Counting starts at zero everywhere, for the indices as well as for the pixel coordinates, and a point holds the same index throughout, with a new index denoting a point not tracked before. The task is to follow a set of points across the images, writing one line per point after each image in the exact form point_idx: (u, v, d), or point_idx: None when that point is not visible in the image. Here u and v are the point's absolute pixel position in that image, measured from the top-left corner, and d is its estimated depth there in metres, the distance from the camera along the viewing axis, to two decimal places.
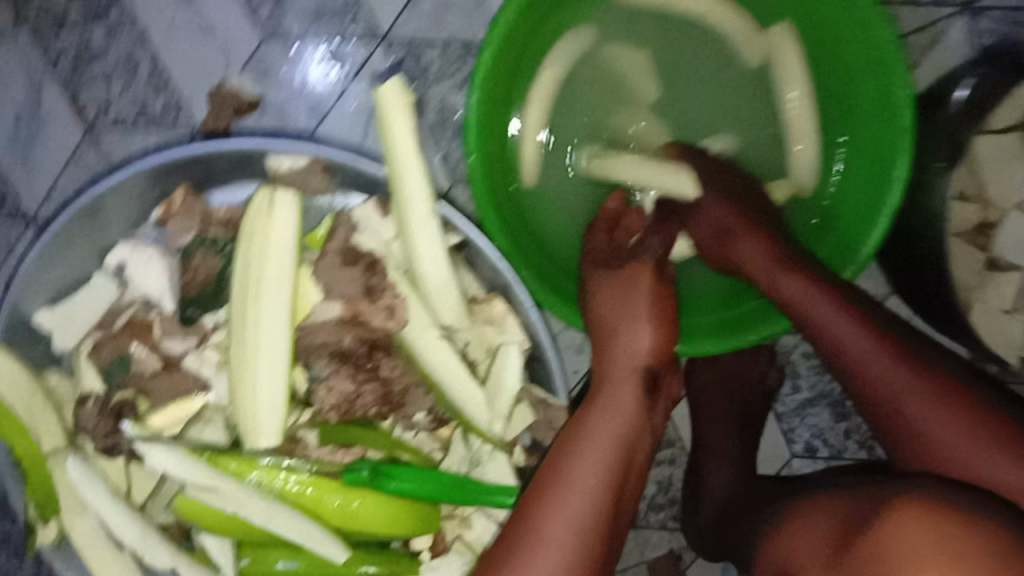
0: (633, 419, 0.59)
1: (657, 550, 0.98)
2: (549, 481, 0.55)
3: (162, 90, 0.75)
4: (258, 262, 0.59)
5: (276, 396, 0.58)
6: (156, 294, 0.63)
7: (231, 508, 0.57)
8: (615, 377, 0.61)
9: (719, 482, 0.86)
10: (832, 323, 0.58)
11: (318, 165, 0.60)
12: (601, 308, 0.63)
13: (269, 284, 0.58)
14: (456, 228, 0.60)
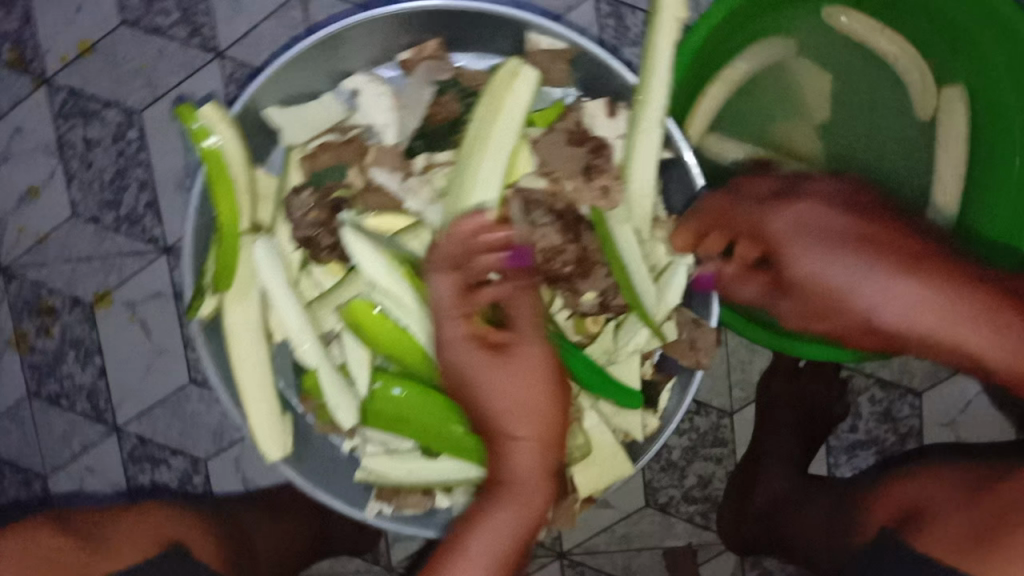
0: (519, 481, 0.60)
1: (678, 539, 1.05)
2: (453, 550, 0.59)
3: None
4: (492, 119, 0.65)
5: (480, 236, 0.64)
6: (381, 125, 0.68)
7: (403, 318, 0.65)
8: (513, 453, 0.60)
9: (771, 484, 0.94)
10: (894, 299, 0.57)
11: (572, 54, 0.65)
12: (474, 381, 0.60)
13: (500, 138, 0.65)
14: (673, 146, 0.66)
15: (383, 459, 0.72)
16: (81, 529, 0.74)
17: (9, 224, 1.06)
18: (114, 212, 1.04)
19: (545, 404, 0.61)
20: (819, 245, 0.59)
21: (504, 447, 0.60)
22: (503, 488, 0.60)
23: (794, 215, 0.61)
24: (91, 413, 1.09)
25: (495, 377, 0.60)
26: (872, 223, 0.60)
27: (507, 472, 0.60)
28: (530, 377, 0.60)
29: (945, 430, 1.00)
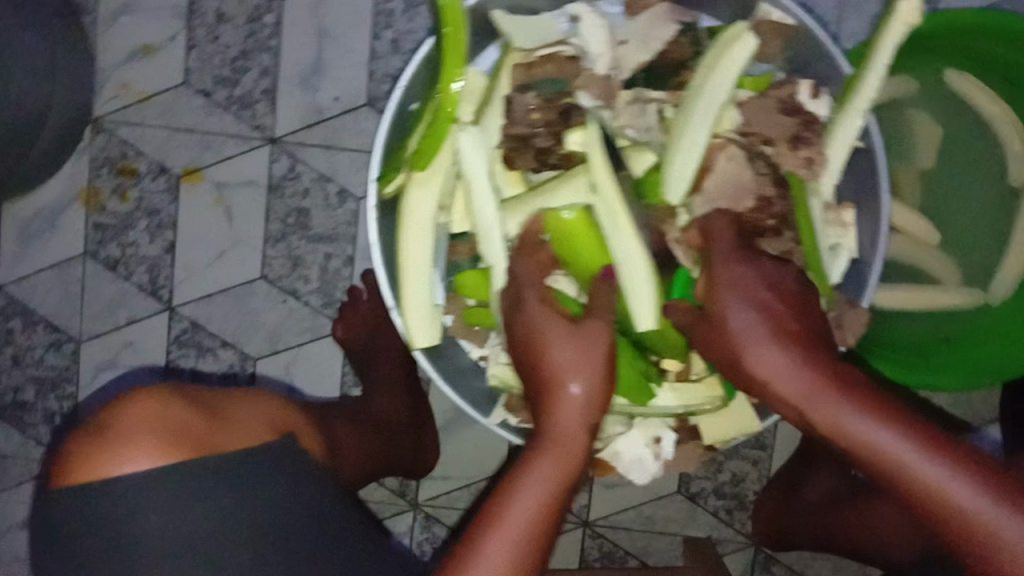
0: (569, 440, 0.60)
1: (700, 529, 1.08)
2: (480, 526, 0.58)
3: None
4: (710, 71, 0.67)
5: (686, 170, 0.66)
6: (593, 52, 0.69)
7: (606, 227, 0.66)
8: (557, 411, 0.60)
9: (819, 484, 0.97)
10: (870, 436, 0.55)
11: (796, 30, 0.68)
12: (537, 337, 0.62)
13: (718, 87, 0.66)
14: (867, 138, 0.69)
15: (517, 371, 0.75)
16: (196, 393, 0.63)
17: (112, 76, 1.03)
18: (227, 90, 1.02)
19: (568, 353, 0.61)
20: (747, 325, 0.58)
21: (558, 397, 0.61)
22: (552, 444, 0.60)
23: (756, 310, 0.58)
24: (146, 287, 1.06)
25: (563, 347, 0.61)
26: (793, 309, 0.59)
27: (542, 447, 0.60)
28: (727, 340, 0.59)
29: None
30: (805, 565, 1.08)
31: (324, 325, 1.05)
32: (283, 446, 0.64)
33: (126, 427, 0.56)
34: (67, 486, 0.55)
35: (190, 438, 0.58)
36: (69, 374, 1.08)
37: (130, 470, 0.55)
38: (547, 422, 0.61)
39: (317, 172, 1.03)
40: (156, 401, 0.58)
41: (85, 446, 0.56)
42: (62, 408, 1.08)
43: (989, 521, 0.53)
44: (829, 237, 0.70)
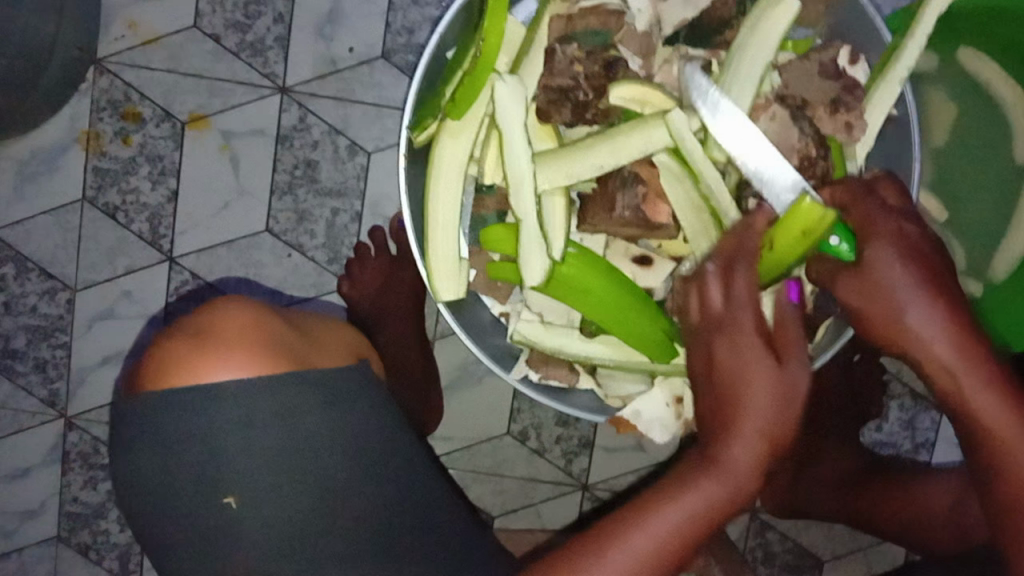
0: (752, 468, 0.58)
1: None
2: (643, 506, 0.60)
3: None
4: (751, 36, 0.67)
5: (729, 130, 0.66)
6: (635, 8, 0.68)
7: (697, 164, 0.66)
8: (723, 423, 0.59)
9: (832, 464, 0.98)
10: (988, 418, 0.56)
11: None
12: (725, 353, 0.60)
13: (759, 51, 0.67)
14: (901, 106, 0.70)
15: (541, 326, 0.72)
16: (286, 317, 0.74)
17: (118, 16, 1.01)
18: (239, 36, 1.01)
19: (768, 382, 0.58)
20: (902, 288, 0.57)
21: (742, 416, 0.58)
22: (735, 465, 0.58)
23: (918, 277, 0.57)
24: (147, 236, 1.04)
25: (767, 383, 0.58)
26: (938, 271, 0.58)
27: (717, 464, 0.58)
28: (878, 291, 0.58)
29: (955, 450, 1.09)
30: (797, 532, 1.11)
31: (329, 281, 1.03)
32: (357, 366, 0.72)
33: (223, 339, 0.65)
34: (166, 392, 0.62)
35: (280, 353, 0.66)
36: (63, 323, 1.05)
37: (227, 377, 0.63)
38: (718, 420, 0.60)
39: (330, 124, 1.01)
40: (248, 318, 0.67)
41: (188, 353, 0.64)
42: (55, 357, 1.06)
43: None
44: None
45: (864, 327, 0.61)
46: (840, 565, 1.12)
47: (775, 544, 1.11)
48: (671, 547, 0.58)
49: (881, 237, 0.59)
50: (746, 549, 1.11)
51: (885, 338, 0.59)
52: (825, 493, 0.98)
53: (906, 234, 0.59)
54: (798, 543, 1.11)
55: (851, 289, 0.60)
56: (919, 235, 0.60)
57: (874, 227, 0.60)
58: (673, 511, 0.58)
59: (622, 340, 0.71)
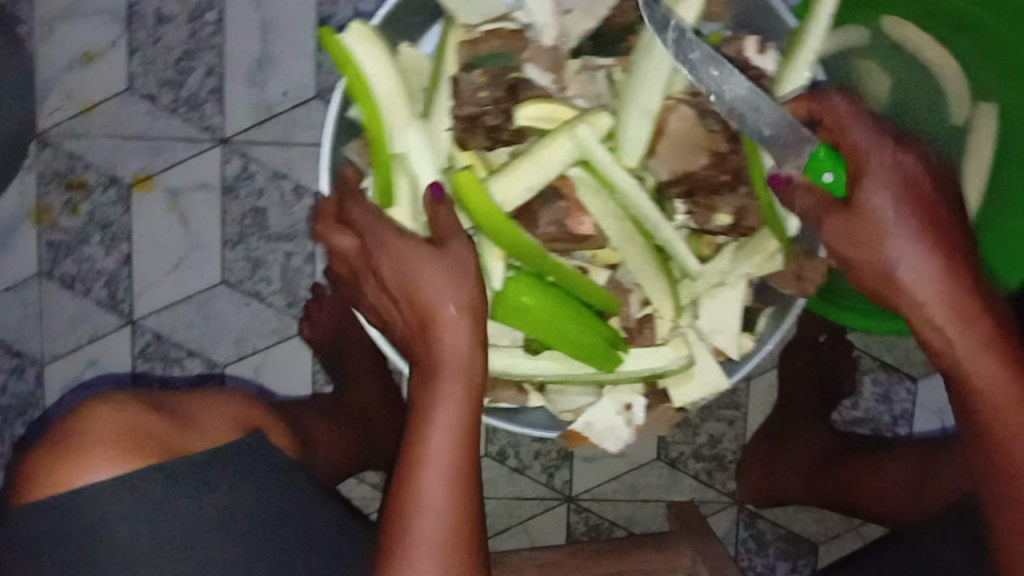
0: (453, 342, 0.61)
1: (683, 494, 1.09)
2: (412, 433, 0.61)
3: None
4: (654, 38, 0.66)
5: (640, 134, 0.67)
6: (540, 24, 0.68)
7: (616, 177, 0.66)
8: (438, 348, 0.61)
9: (803, 447, 0.99)
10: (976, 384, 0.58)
11: None
12: (415, 276, 0.61)
13: (666, 51, 0.66)
14: (818, 92, 0.70)
15: (483, 350, 0.72)
16: (156, 403, 0.74)
17: (53, 86, 1.02)
18: (173, 93, 1.02)
19: (445, 279, 0.61)
20: (906, 241, 0.58)
21: (437, 318, 0.61)
22: (442, 373, 0.61)
23: (914, 229, 0.58)
24: (106, 301, 1.05)
25: (449, 282, 0.61)
26: (938, 212, 0.58)
27: (444, 375, 0.61)
28: (872, 234, 0.59)
29: (936, 417, 1.09)
30: (787, 519, 1.10)
31: (289, 324, 1.04)
32: (247, 440, 0.75)
33: (88, 439, 0.66)
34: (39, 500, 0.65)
35: (155, 445, 0.69)
36: (35, 397, 1.06)
37: (93, 479, 0.65)
38: (422, 347, 0.62)
39: (272, 169, 1.02)
40: (116, 412, 0.68)
41: (55, 459, 0.65)
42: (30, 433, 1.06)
43: None
44: None
45: (858, 279, 0.62)
46: (835, 547, 1.11)
47: (767, 534, 1.11)
48: (453, 480, 0.60)
49: (877, 173, 0.58)
50: (738, 541, 1.11)
51: (876, 277, 0.60)
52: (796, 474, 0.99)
53: (903, 167, 0.58)
54: (790, 529, 1.11)
55: (841, 226, 0.60)
56: (913, 165, 0.59)
57: (870, 160, 0.59)
58: (438, 437, 0.60)
59: (563, 353, 0.72)
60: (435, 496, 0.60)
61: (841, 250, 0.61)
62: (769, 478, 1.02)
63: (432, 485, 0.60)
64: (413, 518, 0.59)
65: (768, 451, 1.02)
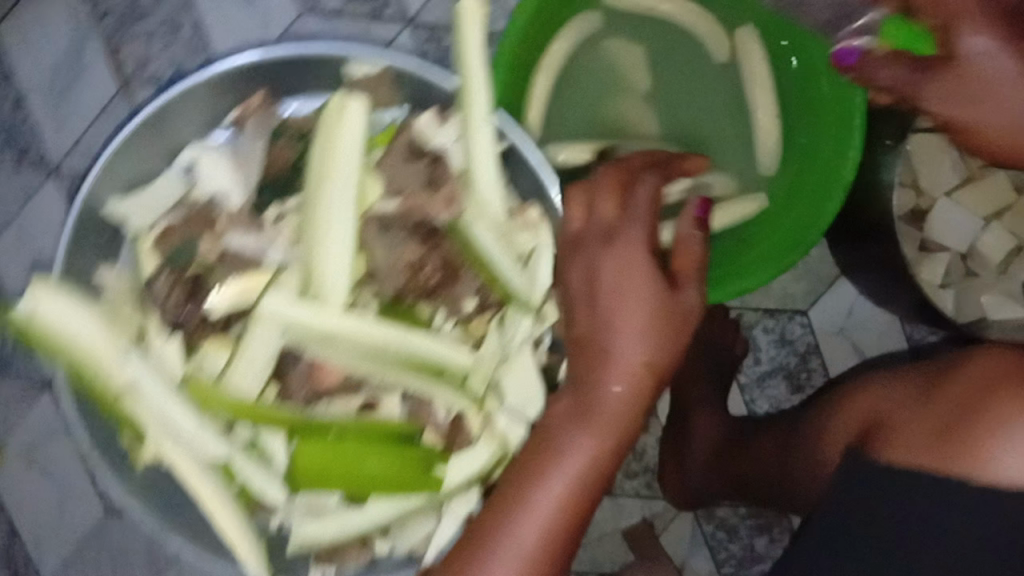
0: (630, 346, 0.62)
1: (633, 516, 1.06)
2: (569, 397, 0.62)
3: (200, 53, 0.96)
4: (325, 162, 0.66)
5: (341, 267, 0.65)
6: (223, 188, 0.68)
7: (328, 321, 0.65)
8: (590, 369, 0.62)
9: (704, 433, 0.95)
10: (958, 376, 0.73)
11: (387, 75, 0.67)
12: (614, 303, 0.62)
13: (343, 169, 0.66)
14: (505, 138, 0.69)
15: (308, 525, 0.68)
16: None
17: None
18: None
19: (631, 248, 0.63)
20: (1006, 88, 0.59)
21: (623, 305, 0.62)
22: (599, 367, 0.62)
23: (1010, 55, 0.59)
24: None
25: (628, 324, 0.62)
26: None
27: (623, 372, 0.61)
28: (987, 87, 0.59)
29: (838, 339, 1.06)
30: None
31: None
32: None
33: None
34: None
35: None
36: None
37: None
38: (581, 336, 0.63)
39: None
40: None
41: None
42: None
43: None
44: (520, 244, 0.69)
45: (979, 138, 0.64)
46: None
47: (730, 519, 1.07)
48: (571, 483, 0.60)
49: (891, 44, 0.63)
50: (706, 539, 1.07)
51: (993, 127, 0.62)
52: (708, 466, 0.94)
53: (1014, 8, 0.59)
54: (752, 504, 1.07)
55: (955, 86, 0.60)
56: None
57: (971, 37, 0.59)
58: (587, 440, 0.61)
59: (387, 493, 0.67)
60: (552, 508, 0.60)
61: (942, 115, 0.62)
62: (703, 472, 0.94)
63: (540, 489, 0.60)
64: (516, 505, 0.60)
65: (679, 448, 0.96)
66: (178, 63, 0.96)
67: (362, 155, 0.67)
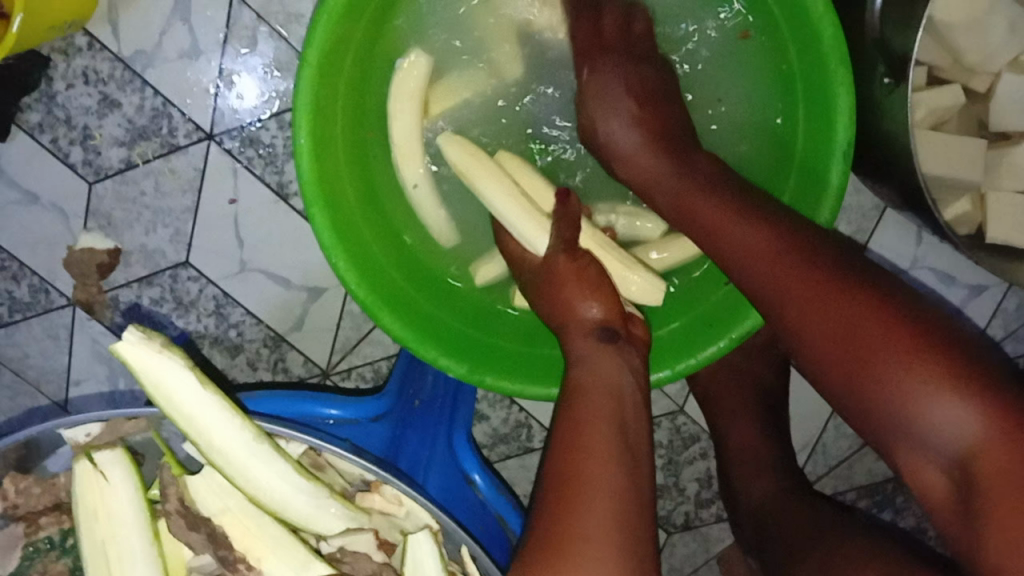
0: (607, 397, 0.52)
1: (724, 540, 0.89)
2: (569, 456, 0.49)
3: (21, 276, 0.79)
4: (103, 551, 0.54)
5: None
6: None
7: None
8: (594, 396, 0.52)
9: (754, 491, 0.76)
10: (826, 312, 0.48)
11: (118, 420, 0.51)
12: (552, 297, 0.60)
13: (130, 551, 0.54)
14: (296, 437, 0.54)
15: None
16: None
17: None
18: None
19: (597, 308, 0.58)
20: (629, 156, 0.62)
21: (589, 348, 0.56)
22: (590, 425, 0.51)
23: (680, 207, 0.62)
24: None
25: (605, 359, 0.55)
26: None
27: (608, 417, 0.51)
28: None
29: (914, 273, 0.79)
30: (848, 478, 0.86)
31: None
32: None
33: None
34: None
35: None
36: None
37: None
38: (559, 538, 0.46)
39: None
40: None
41: None
42: None
43: (887, 361, 0.45)
44: (388, 536, 0.54)
45: None
46: None
47: None
48: (622, 502, 0.48)
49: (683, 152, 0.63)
50: None
51: None
52: (752, 541, 0.74)
53: None
54: (862, 483, 0.86)
55: None
56: None
57: None
58: (607, 459, 0.49)
59: None
60: (613, 529, 0.46)
61: None
62: (751, 544, 0.75)
63: (598, 540, 0.46)
64: (579, 543, 0.46)
65: (734, 509, 0.78)
66: (8, 296, 0.80)
67: (152, 521, 0.55)
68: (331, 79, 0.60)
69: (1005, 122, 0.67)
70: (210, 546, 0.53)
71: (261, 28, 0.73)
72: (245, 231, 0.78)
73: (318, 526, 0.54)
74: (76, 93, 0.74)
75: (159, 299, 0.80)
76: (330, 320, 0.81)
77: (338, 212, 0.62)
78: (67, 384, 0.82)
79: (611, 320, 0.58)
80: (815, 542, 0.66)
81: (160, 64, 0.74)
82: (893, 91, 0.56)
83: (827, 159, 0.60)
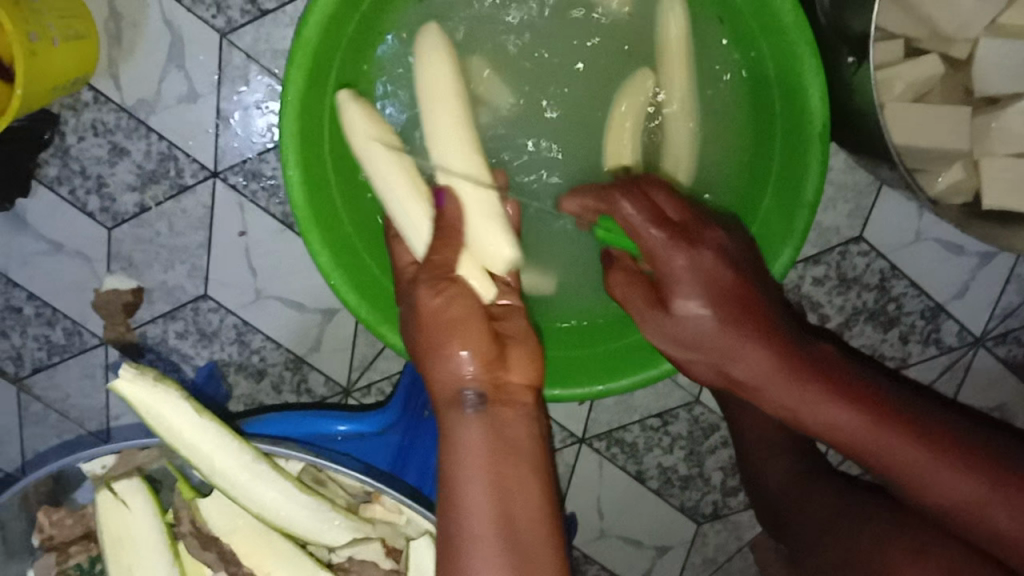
0: (482, 471, 0.51)
1: (754, 528, 0.89)
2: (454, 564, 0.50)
3: (55, 321, 0.84)
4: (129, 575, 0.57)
5: None
6: None
7: None
8: (467, 479, 0.51)
9: (774, 476, 0.76)
10: (934, 487, 0.54)
11: (130, 451, 0.55)
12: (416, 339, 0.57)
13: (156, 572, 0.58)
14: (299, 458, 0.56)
15: None
16: None
17: None
18: None
19: (464, 357, 0.55)
20: (698, 348, 0.55)
21: (454, 424, 0.54)
22: (470, 532, 0.50)
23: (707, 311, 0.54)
24: None
25: (469, 428, 0.53)
26: None
27: (486, 529, 0.50)
28: None
29: (919, 246, 0.78)
30: None
31: None
32: None
33: None
34: None
35: None
36: None
37: None
38: None
39: None
40: None
41: None
42: None
43: (933, 476, 0.54)
44: (397, 541, 0.57)
45: None
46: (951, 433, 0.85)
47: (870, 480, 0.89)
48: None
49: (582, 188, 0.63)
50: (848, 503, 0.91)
51: None
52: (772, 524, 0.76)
53: None
54: None
55: None
56: None
57: None
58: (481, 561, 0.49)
59: None
60: None
61: None
62: (775, 528, 0.75)
63: None
64: None
65: (755, 494, 0.78)
66: (45, 341, 0.84)
67: (172, 542, 0.59)
68: (313, 112, 0.63)
69: (990, 87, 0.66)
70: (223, 564, 0.57)
71: (252, 67, 0.76)
72: (258, 260, 0.81)
73: (326, 538, 0.57)
74: (88, 144, 0.79)
75: (184, 332, 0.84)
76: (346, 338, 0.84)
77: (334, 237, 0.64)
78: (108, 419, 0.86)
79: (482, 367, 0.55)
80: (830, 529, 0.66)
81: (161, 111, 0.78)
82: (858, 69, 0.56)
83: (805, 133, 0.60)
